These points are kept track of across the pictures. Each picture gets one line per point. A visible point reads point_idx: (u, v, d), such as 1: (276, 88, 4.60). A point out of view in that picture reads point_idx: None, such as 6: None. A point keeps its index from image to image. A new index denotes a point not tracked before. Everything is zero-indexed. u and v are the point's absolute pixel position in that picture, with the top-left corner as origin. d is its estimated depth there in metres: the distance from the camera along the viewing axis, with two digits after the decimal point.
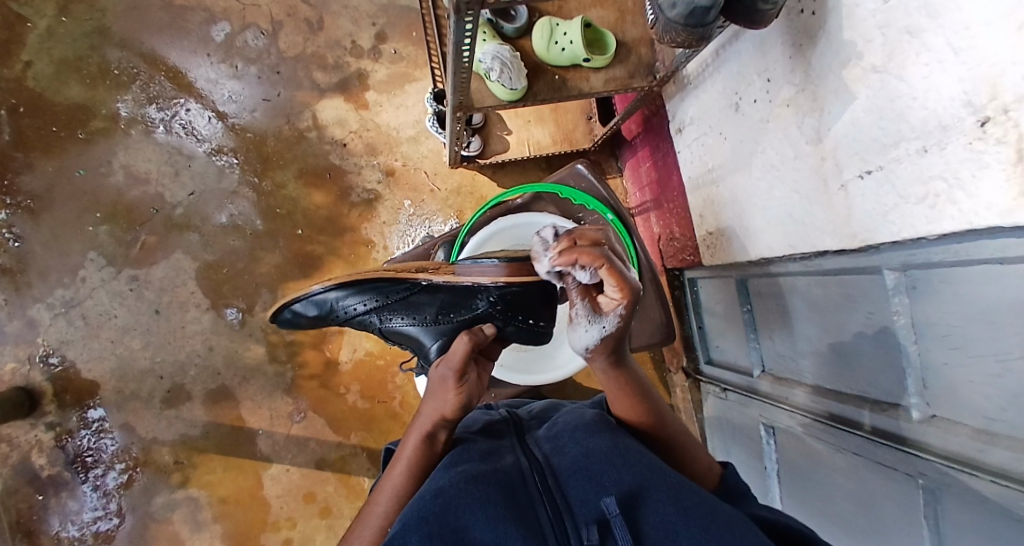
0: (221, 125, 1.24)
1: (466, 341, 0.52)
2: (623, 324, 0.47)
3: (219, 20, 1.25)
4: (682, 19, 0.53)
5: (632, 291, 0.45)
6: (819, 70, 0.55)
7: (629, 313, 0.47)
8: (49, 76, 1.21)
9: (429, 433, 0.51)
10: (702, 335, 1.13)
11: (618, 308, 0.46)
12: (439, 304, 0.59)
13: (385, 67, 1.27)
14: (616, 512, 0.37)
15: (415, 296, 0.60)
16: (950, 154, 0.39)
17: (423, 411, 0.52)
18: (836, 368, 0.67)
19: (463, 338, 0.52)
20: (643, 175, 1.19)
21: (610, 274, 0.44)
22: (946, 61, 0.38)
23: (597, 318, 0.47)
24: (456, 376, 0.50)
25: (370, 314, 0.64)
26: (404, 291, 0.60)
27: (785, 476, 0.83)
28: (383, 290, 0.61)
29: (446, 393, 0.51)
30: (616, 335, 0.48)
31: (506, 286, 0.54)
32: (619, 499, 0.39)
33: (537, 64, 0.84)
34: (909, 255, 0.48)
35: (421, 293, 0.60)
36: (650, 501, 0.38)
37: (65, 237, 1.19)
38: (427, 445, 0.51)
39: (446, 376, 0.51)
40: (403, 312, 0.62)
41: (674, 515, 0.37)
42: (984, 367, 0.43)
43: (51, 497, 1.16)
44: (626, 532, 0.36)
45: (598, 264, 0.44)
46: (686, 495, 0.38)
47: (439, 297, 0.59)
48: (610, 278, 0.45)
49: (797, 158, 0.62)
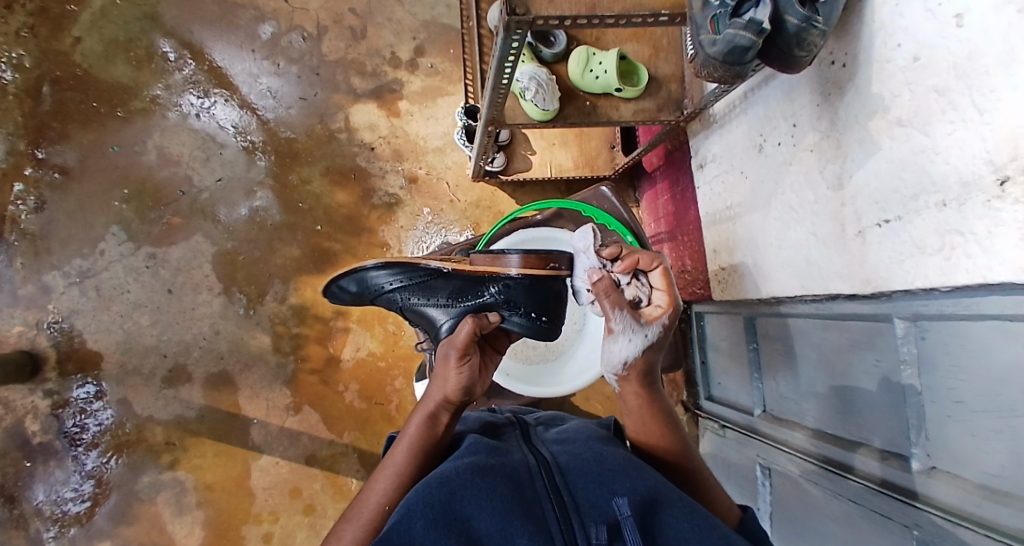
0: (254, 118, 1.28)
1: (470, 324, 0.56)
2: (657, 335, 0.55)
3: (267, 19, 1.31)
4: (721, 56, 0.55)
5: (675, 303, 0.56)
6: (845, 119, 0.57)
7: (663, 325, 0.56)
8: (97, 54, 1.26)
9: (432, 413, 0.52)
10: (704, 370, 1.13)
11: (660, 316, 0.54)
12: (452, 289, 0.58)
13: (420, 80, 1.32)
14: (628, 514, 0.38)
15: (431, 280, 0.58)
16: (967, 210, 0.41)
17: (428, 393, 0.54)
18: (837, 413, 0.68)
19: (467, 322, 0.56)
20: (660, 207, 1.21)
21: (663, 284, 0.57)
22: (970, 120, 0.40)
23: (646, 325, 0.54)
24: (458, 353, 0.53)
25: (396, 293, 0.61)
26: (421, 274, 0.58)
27: (777, 519, 0.83)
28: (408, 271, 0.58)
29: (448, 370, 0.53)
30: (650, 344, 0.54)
31: (517, 277, 0.55)
32: (631, 503, 0.40)
33: (571, 89, 0.88)
34: (922, 305, 0.49)
35: (440, 277, 0.58)
36: (663, 515, 0.40)
37: (91, 208, 1.22)
38: (430, 424, 0.52)
39: (449, 354, 0.54)
40: (423, 295, 0.60)
41: (687, 531, 0.39)
42: (988, 423, 0.44)
43: (39, 464, 1.16)
44: (637, 535, 0.37)
45: (654, 266, 0.57)
46: (702, 517, 0.40)
47: (452, 282, 0.58)
48: (661, 289, 0.57)
49: (816, 202, 0.64)
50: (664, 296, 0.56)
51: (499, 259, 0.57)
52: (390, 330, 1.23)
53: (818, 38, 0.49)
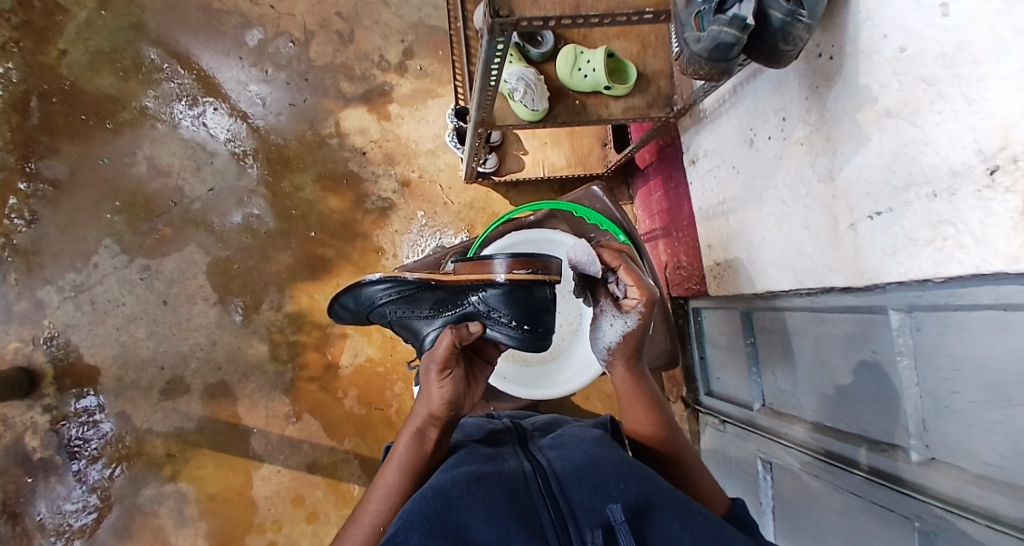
0: (244, 125, 1.27)
1: (450, 334, 0.54)
2: (642, 322, 0.57)
3: (254, 25, 1.30)
4: (706, 53, 0.55)
5: (651, 289, 0.56)
6: (834, 112, 0.57)
7: (648, 311, 0.56)
8: (84, 66, 1.25)
9: (431, 434, 0.52)
10: (703, 365, 1.13)
11: (638, 306, 0.56)
12: (439, 299, 0.56)
13: (410, 82, 1.31)
14: (621, 519, 0.38)
15: (418, 292, 0.56)
16: (959, 200, 0.41)
17: (414, 410, 0.54)
18: (835, 407, 0.68)
19: (447, 330, 0.54)
20: (653, 204, 1.21)
21: (628, 274, 0.57)
22: (959, 110, 0.39)
23: (620, 313, 0.57)
24: (439, 368, 0.52)
25: (379, 306, 0.60)
26: (406, 288, 0.56)
27: (780, 513, 0.82)
28: (383, 286, 0.57)
29: (431, 386, 0.53)
30: (637, 331, 0.57)
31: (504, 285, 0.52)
32: (624, 507, 0.40)
33: (559, 88, 0.87)
34: (916, 296, 0.49)
35: (424, 290, 0.56)
36: (658, 516, 0.40)
37: (82, 222, 1.22)
38: (417, 442, 0.51)
39: (431, 368, 0.53)
40: (409, 308, 0.58)
41: (680, 531, 0.39)
42: (986, 413, 0.44)
43: (40, 480, 1.16)
44: (630, 537, 0.37)
45: (619, 266, 0.57)
46: (694, 517, 0.40)
47: (437, 294, 0.56)
48: (628, 278, 0.57)
49: (808, 196, 0.64)
50: (630, 285, 0.56)
51: (483, 265, 0.53)
52: (386, 335, 1.23)
53: (804, 32, 0.49)
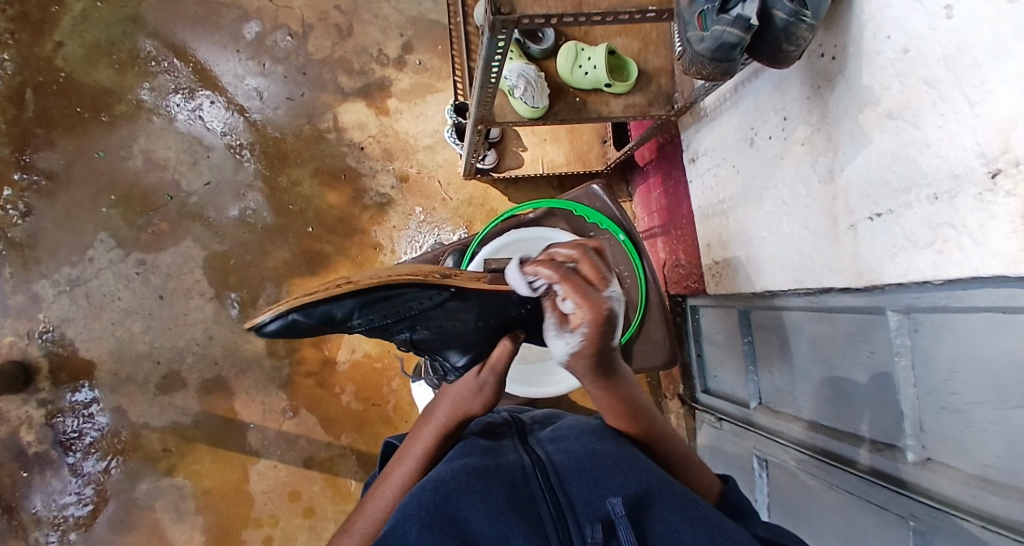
0: (242, 119, 1.26)
1: (508, 345, 0.54)
2: (592, 339, 0.44)
3: (251, 18, 1.28)
4: (709, 53, 0.55)
5: (598, 305, 0.42)
6: (835, 112, 0.57)
7: (596, 330, 0.43)
8: (79, 58, 1.23)
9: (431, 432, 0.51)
10: (700, 363, 1.13)
11: (582, 326, 0.43)
12: (477, 310, 0.53)
13: (409, 77, 1.30)
14: (621, 512, 0.38)
15: (449, 303, 0.52)
16: (959, 203, 0.40)
17: (439, 408, 0.54)
18: (832, 405, 0.68)
19: (505, 343, 0.54)
20: (653, 201, 1.21)
21: (569, 289, 0.43)
22: (961, 112, 0.39)
23: (562, 331, 0.44)
24: (499, 380, 0.54)
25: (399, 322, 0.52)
26: (439, 297, 0.50)
27: (776, 510, 0.83)
28: (411, 298, 0.50)
29: (483, 397, 0.53)
30: (587, 348, 0.45)
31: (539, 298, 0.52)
32: (624, 500, 0.40)
33: (559, 85, 0.87)
34: (914, 298, 0.49)
35: (454, 300, 0.51)
36: (657, 508, 0.40)
37: (77, 216, 1.21)
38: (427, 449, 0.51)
39: (490, 382, 0.53)
40: (444, 320, 0.53)
41: (680, 524, 0.38)
42: (982, 415, 0.44)
43: (35, 474, 1.15)
44: (630, 531, 0.37)
45: (558, 279, 0.44)
46: (694, 508, 0.40)
47: (474, 304, 0.52)
48: (570, 293, 0.43)
49: (807, 196, 0.64)
50: (574, 303, 0.42)
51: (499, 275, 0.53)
52: None
53: (807, 32, 0.49)
